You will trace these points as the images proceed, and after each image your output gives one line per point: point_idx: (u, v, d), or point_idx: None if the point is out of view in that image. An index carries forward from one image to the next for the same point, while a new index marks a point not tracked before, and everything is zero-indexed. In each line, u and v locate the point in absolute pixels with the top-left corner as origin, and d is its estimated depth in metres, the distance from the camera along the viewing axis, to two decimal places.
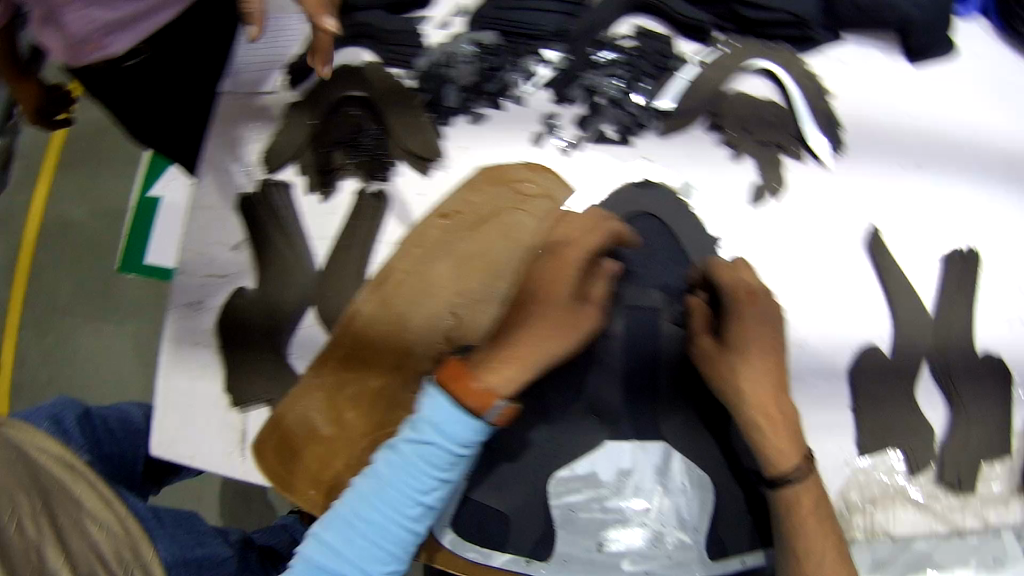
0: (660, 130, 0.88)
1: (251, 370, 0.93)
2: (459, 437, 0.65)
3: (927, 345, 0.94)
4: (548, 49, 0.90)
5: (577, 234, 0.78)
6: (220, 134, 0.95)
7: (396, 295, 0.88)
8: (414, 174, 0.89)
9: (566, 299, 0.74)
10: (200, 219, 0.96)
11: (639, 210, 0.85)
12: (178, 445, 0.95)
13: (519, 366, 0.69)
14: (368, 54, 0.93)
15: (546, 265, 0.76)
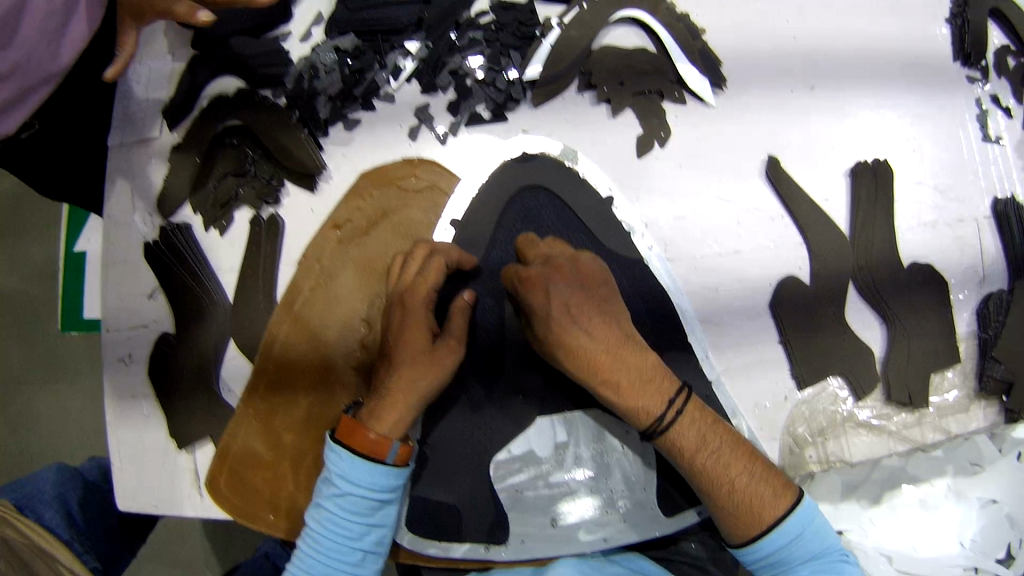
0: (533, 100, 0.88)
1: (189, 411, 0.92)
2: (377, 483, 0.75)
3: (850, 265, 0.94)
4: (409, 42, 0.91)
5: (421, 273, 0.79)
6: (114, 187, 0.97)
7: (306, 310, 0.87)
8: (303, 192, 0.89)
9: (424, 342, 0.77)
10: (112, 273, 0.96)
11: (528, 182, 0.86)
12: (140, 496, 0.93)
13: (399, 411, 0.76)
14: (238, 81, 0.96)
15: (400, 312, 0.78)
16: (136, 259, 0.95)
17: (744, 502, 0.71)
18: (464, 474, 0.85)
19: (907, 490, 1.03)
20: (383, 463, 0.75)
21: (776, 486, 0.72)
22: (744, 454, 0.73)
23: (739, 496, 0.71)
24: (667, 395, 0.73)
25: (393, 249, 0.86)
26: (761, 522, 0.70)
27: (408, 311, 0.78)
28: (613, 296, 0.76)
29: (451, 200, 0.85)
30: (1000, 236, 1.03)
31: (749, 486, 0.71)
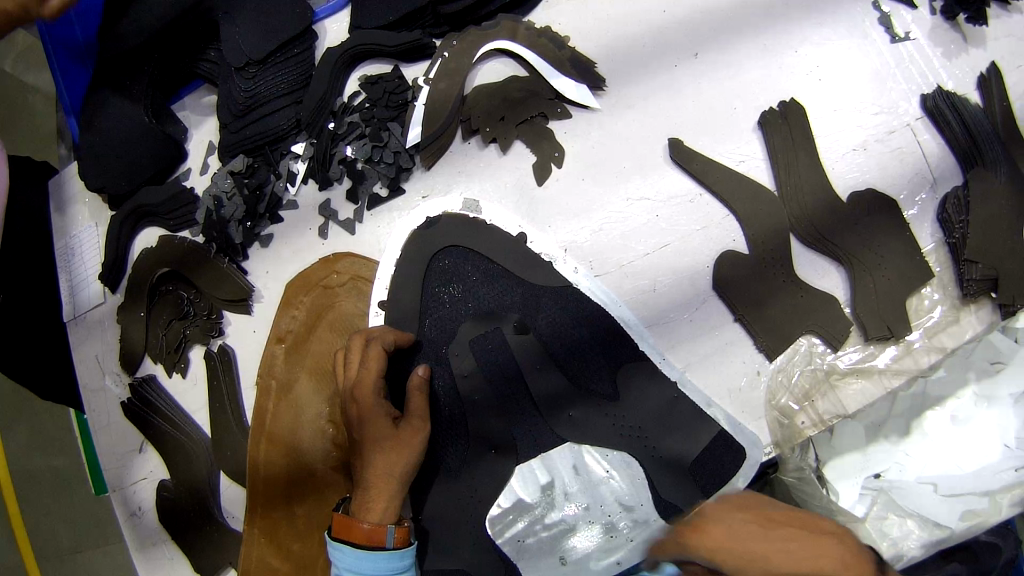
0: (423, 163, 0.89)
1: (205, 545, 0.96)
2: (387, 568, 0.76)
3: (787, 219, 0.91)
4: (295, 145, 0.94)
5: (362, 364, 0.81)
6: (80, 357, 1.02)
7: (275, 427, 0.90)
8: (241, 317, 0.93)
9: (387, 425, 0.79)
10: (102, 436, 1.01)
11: (442, 245, 0.87)
12: None
13: (387, 494, 0.78)
14: (158, 229, 1.01)
15: (354, 404, 0.80)
16: (117, 418, 1.00)
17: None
18: (466, 540, 0.86)
19: (934, 413, 0.96)
20: (383, 548, 0.76)
21: None
22: None
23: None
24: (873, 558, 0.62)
25: (336, 345, 0.88)
26: None
27: (362, 405, 0.79)
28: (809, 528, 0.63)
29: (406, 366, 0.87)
30: (940, 133, 0.97)
31: None
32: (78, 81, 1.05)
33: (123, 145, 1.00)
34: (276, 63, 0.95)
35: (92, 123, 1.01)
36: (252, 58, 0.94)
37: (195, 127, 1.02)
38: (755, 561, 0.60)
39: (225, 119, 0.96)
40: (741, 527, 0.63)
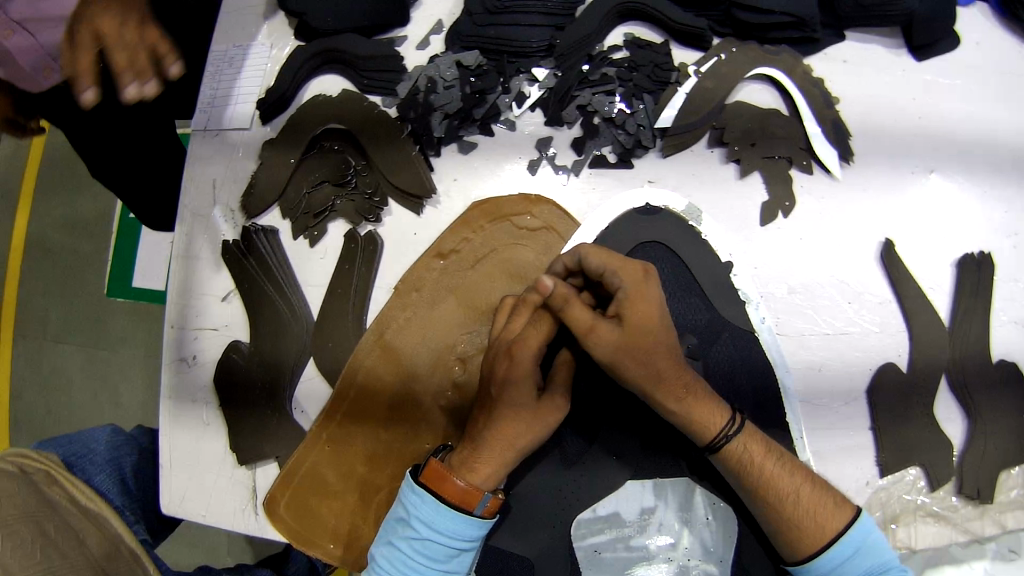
0: (663, 150, 0.84)
1: (256, 426, 0.85)
2: (462, 534, 0.70)
3: (947, 357, 0.93)
4: (537, 68, 0.84)
5: (526, 326, 0.75)
6: (193, 176, 0.86)
7: (398, 341, 0.82)
8: (407, 213, 0.82)
9: (528, 394, 0.72)
10: (183, 268, 0.87)
11: (651, 238, 0.82)
12: (189, 504, 0.88)
13: (498, 461, 0.72)
14: (344, 81, 0.86)
15: (502, 363, 0.73)
16: (209, 258, 0.86)
17: (817, 532, 0.73)
18: (543, 529, 0.84)
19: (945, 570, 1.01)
20: (469, 513, 0.70)
21: (837, 498, 0.76)
22: (799, 468, 0.77)
23: (817, 523, 0.73)
24: (722, 410, 0.77)
25: (502, 287, 0.81)
26: (822, 538, 0.73)
27: (515, 362, 0.72)
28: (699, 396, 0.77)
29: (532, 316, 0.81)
30: None
31: (811, 495, 0.75)
32: None
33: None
34: None
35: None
36: None
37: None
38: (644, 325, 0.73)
39: (471, 5, 0.83)
40: (652, 297, 0.75)
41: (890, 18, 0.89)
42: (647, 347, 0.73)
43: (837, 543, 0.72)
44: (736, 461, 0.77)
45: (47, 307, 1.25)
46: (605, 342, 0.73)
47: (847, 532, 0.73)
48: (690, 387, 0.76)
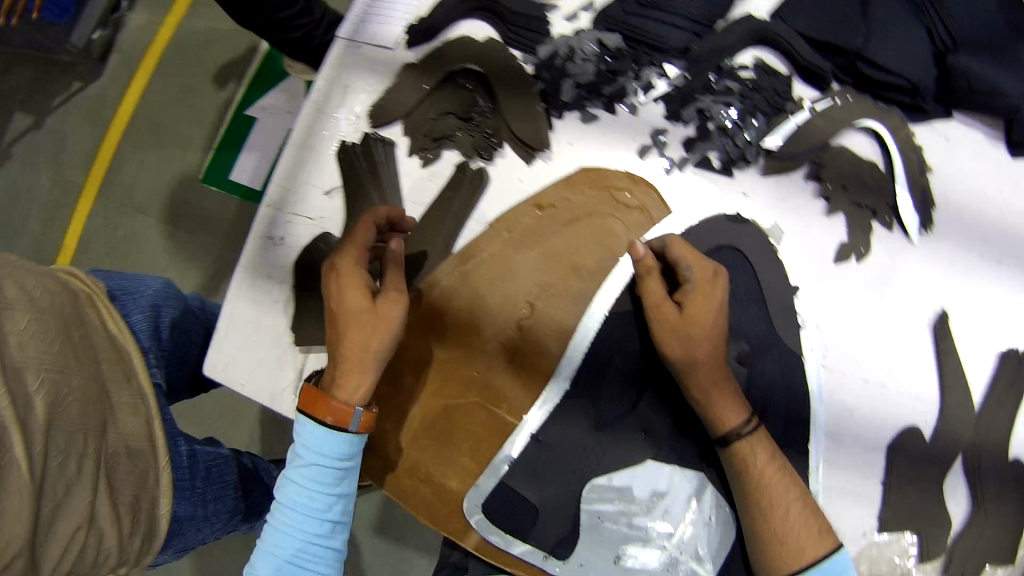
0: (763, 168, 0.91)
1: (320, 316, 0.89)
2: (339, 452, 0.74)
3: (968, 439, 0.97)
4: (669, 64, 0.89)
5: (354, 240, 0.80)
6: (329, 75, 0.88)
7: (478, 274, 0.85)
8: (517, 160, 0.85)
9: (365, 306, 0.76)
10: (296, 154, 0.89)
11: (732, 244, 0.89)
12: (234, 370, 0.92)
13: (361, 370, 0.75)
14: (491, 28, 0.88)
15: (337, 282, 0.78)
16: (324, 152, 0.88)
17: (797, 551, 0.80)
18: (560, 483, 0.88)
19: None
20: (345, 430, 0.73)
21: (822, 527, 0.82)
22: (796, 487, 0.84)
23: (797, 545, 0.80)
24: (743, 413, 0.84)
25: (590, 252, 0.86)
26: (800, 559, 0.80)
27: (343, 274, 0.78)
28: (730, 396, 0.84)
29: (605, 283, 0.86)
30: None
31: (800, 516, 0.82)
32: None
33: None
34: None
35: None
36: None
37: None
38: (699, 317, 0.83)
39: None
40: (717, 297, 0.84)
41: (994, 108, 0.96)
42: (694, 334, 0.82)
43: (812, 568, 0.79)
44: (739, 460, 0.84)
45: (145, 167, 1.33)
46: (666, 320, 0.83)
47: (822, 561, 0.79)
48: (722, 385, 0.84)
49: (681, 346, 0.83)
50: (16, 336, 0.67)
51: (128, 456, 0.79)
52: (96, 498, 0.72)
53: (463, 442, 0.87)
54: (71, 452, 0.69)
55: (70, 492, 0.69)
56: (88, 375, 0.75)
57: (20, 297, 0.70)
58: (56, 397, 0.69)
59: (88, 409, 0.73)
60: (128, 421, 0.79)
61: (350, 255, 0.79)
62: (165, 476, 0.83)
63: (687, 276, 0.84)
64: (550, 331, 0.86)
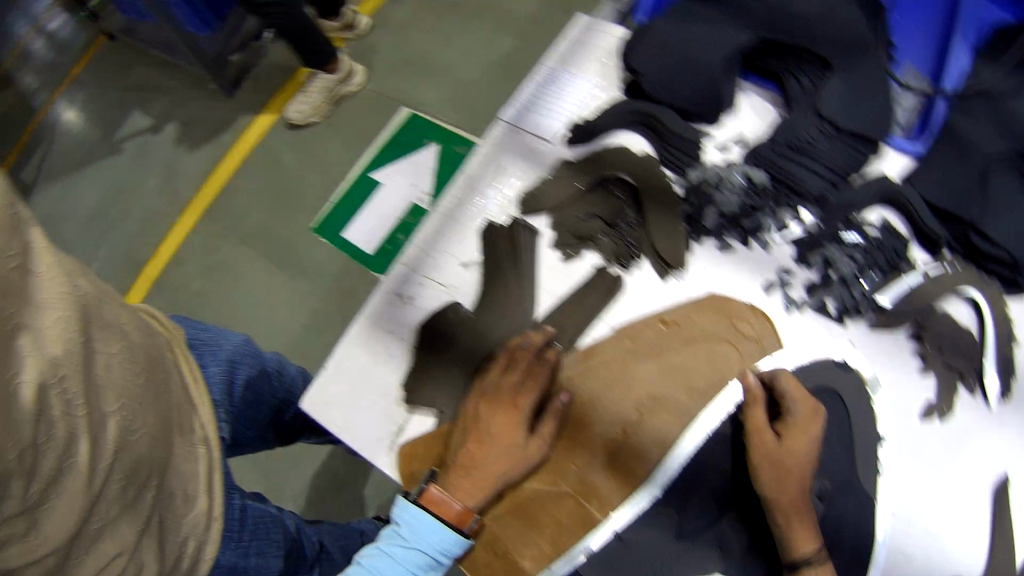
0: (870, 322, 1.01)
1: (428, 381, 0.91)
2: (440, 548, 0.82)
3: None
4: (804, 209, 0.97)
5: (521, 380, 0.86)
6: (487, 154, 0.92)
7: (597, 374, 0.89)
8: (653, 274, 0.90)
9: (518, 438, 0.87)
10: (440, 221, 0.92)
11: (823, 387, 0.94)
12: (332, 412, 0.93)
13: (488, 486, 0.84)
14: (644, 142, 0.92)
15: (501, 411, 0.86)
16: (468, 225, 0.90)
17: None
18: None
19: None
20: (459, 531, 0.83)
21: None
22: None
23: None
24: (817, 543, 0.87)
25: (701, 373, 0.91)
26: None
27: (516, 409, 0.86)
28: (803, 525, 0.87)
29: (710, 404, 0.90)
30: None
31: None
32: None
33: (679, 68, 0.94)
34: (845, 142, 0.99)
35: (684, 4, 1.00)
36: (840, 121, 0.97)
37: (742, 110, 0.98)
38: (791, 452, 0.86)
39: (774, 135, 0.96)
40: (812, 437, 0.88)
41: None
42: (791, 466, 0.86)
43: None
44: None
45: (282, 197, 1.49)
46: (763, 448, 0.86)
47: None
48: (797, 513, 0.86)
49: (773, 472, 0.86)
50: (106, 360, 0.73)
51: (184, 498, 0.83)
52: (145, 532, 0.75)
53: (549, 526, 0.90)
54: (131, 479, 0.73)
55: (123, 519, 0.73)
56: (160, 412, 0.80)
57: (115, 327, 0.77)
58: (129, 425, 0.74)
59: (154, 442, 0.78)
60: (190, 462, 0.85)
61: (508, 391, 0.86)
62: (216, 526, 0.87)
63: (791, 411, 0.87)
64: (650, 442, 0.90)
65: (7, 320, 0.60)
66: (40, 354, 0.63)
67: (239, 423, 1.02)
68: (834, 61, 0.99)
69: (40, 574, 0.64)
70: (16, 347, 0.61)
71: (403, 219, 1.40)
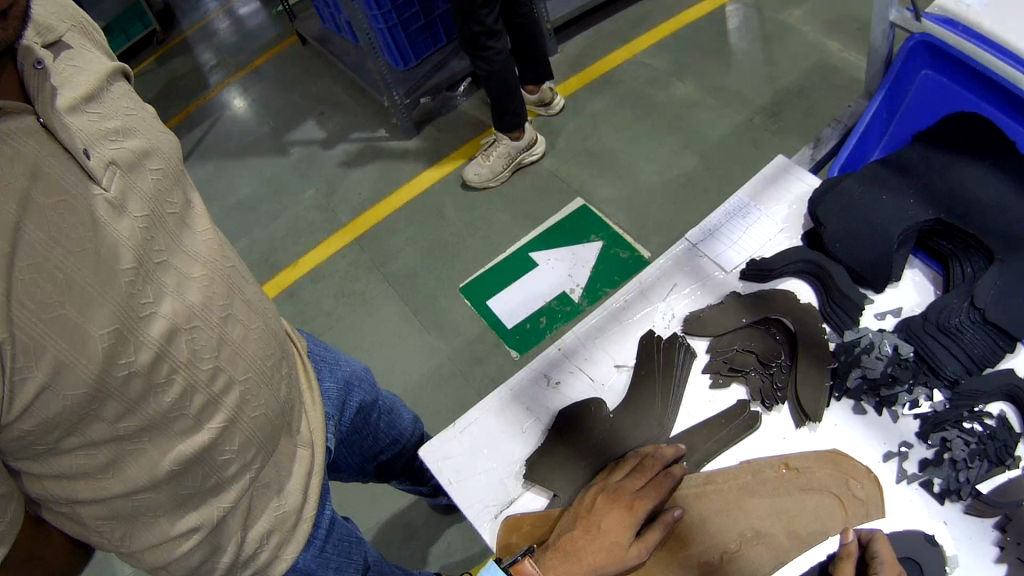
0: (966, 507, 0.95)
1: (545, 458, 0.95)
2: None
3: None
4: (936, 389, 1.01)
5: (642, 484, 0.88)
6: (664, 269, 1.05)
7: (709, 500, 0.93)
8: (790, 419, 0.95)
9: (625, 541, 0.84)
10: (604, 319, 1.02)
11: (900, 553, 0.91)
12: (447, 465, 0.96)
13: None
14: (813, 296, 1.01)
15: (613, 508, 0.86)
16: (633, 330, 1.01)
17: None
18: None
19: None
20: None
21: None
22: None
23: None
24: None
25: (809, 527, 0.91)
26: None
27: (629, 511, 0.85)
28: None
29: (805, 550, 0.89)
30: None
31: None
32: (864, 144, 1.19)
33: (860, 230, 1.01)
34: (991, 334, 0.99)
35: (878, 169, 1.07)
36: (990, 313, 0.98)
37: (905, 283, 1.09)
38: None
39: (928, 315, 1.03)
40: None
41: None
42: None
43: None
44: None
45: (462, 263, 1.99)
46: None
47: None
48: None
49: None
50: (244, 334, 0.84)
51: (278, 491, 0.89)
52: (231, 511, 0.82)
53: None
54: (240, 452, 0.82)
55: (213, 490, 0.80)
56: (272, 403, 0.87)
57: (256, 308, 0.90)
58: (247, 400, 0.83)
59: (264, 424, 0.85)
60: (293, 461, 0.92)
61: (626, 492, 0.87)
62: (303, 527, 0.92)
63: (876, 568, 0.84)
64: None
65: (156, 255, 0.73)
66: (179, 299, 0.75)
67: (342, 446, 1.09)
68: (999, 254, 1.01)
69: (123, 507, 0.74)
70: (159, 282, 0.73)
71: (550, 303, 1.83)
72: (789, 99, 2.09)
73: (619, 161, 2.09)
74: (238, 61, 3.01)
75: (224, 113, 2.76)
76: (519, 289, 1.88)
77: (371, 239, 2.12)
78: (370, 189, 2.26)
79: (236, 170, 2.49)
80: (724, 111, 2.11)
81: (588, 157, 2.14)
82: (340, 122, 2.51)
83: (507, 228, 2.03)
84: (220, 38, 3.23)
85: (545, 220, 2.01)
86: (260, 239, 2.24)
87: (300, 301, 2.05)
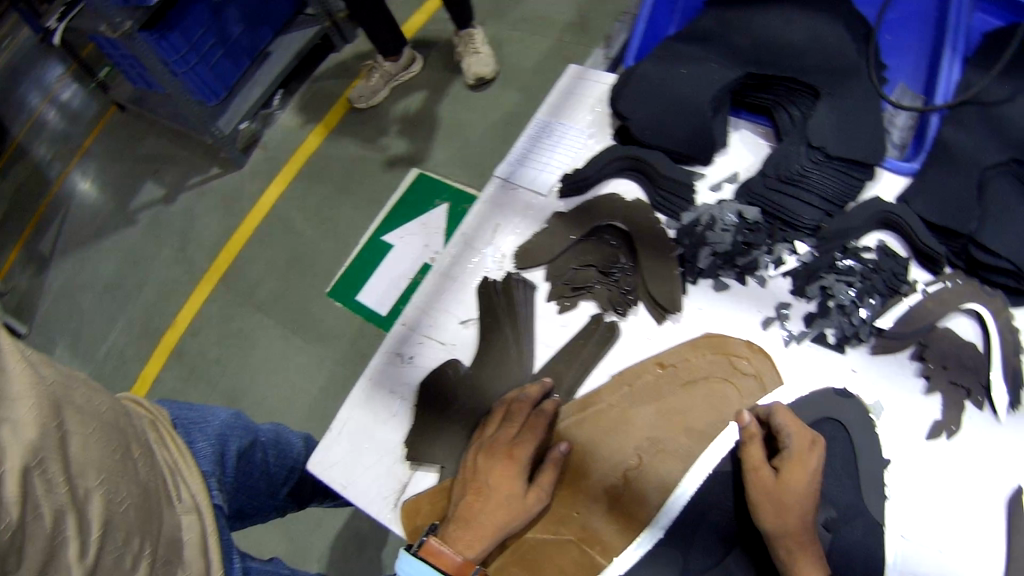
0: (872, 347, 0.90)
1: (427, 433, 0.93)
2: None
3: None
4: (800, 241, 0.97)
5: (517, 429, 0.86)
6: (483, 212, 1.02)
7: (598, 425, 0.89)
8: (650, 317, 0.93)
9: (518, 487, 0.82)
10: (438, 281, 1.00)
11: (812, 421, 0.86)
12: (333, 470, 0.93)
13: (490, 535, 0.79)
14: (640, 191, 1.00)
15: (498, 461, 0.84)
16: (468, 283, 0.99)
17: None
18: None
19: None
20: None
21: None
22: None
23: None
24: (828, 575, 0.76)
25: (705, 421, 0.88)
26: None
27: (510, 459, 0.83)
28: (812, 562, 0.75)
29: (710, 444, 0.86)
30: None
31: None
32: (653, 32, 1.15)
33: (668, 111, 0.98)
34: (839, 168, 0.96)
35: (666, 48, 1.04)
36: (830, 148, 0.95)
37: (734, 146, 1.03)
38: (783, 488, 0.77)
39: (765, 169, 0.98)
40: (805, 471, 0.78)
41: None
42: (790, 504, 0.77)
43: None
44: None
45: (322, 268, 2.01)
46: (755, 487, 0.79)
47: None
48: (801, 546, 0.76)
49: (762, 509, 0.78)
50: (87, 440, 0.66)
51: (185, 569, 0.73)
52: None
53: None
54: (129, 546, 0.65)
55: None
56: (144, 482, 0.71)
57: (91, 409, 0.69)
58: (116, 496, 0.66)
59: (147, 508, 0.69)
60: (181, 531, 0.74)
61: (504, 443, 0.85)
62: None
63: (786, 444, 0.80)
64: (653, 484, 0.85)
65: None
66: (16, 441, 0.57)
67: (238, 496, 1.02)
68: (823, 87, 0.97)
69: None
70: None
71: (414, 278, 1.87)
72: (599, 6, 2.13)
73: (455, 124, 2.09)
74: (57, 142, 2.72)
75: (70, 203, 2.53)
76: (382, 274, 1.92)
77: (240, 278, 2.09)
78: (231, 228, 2.20)
79: (103, 258, 2.33)
80: (536, 39, 2.13)
81: (421, 129, 2.12)
82: (176, 173, 2.42)
83: (370, 225, 2.02)
84: (39, 130, 2.79)
85: (387, 201, 2.04)
86: (154, 317, 2.14)
87: (201, 364, 1.99)
